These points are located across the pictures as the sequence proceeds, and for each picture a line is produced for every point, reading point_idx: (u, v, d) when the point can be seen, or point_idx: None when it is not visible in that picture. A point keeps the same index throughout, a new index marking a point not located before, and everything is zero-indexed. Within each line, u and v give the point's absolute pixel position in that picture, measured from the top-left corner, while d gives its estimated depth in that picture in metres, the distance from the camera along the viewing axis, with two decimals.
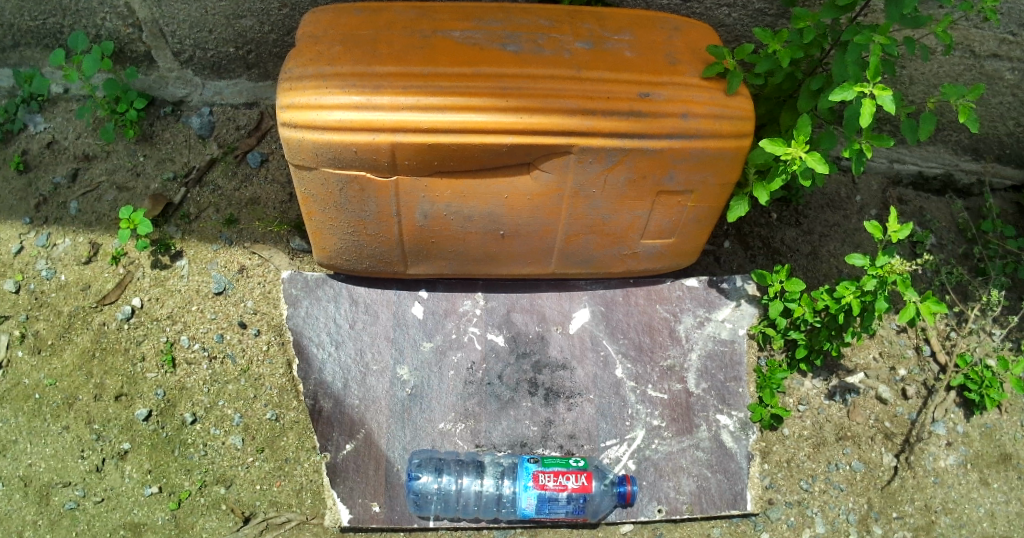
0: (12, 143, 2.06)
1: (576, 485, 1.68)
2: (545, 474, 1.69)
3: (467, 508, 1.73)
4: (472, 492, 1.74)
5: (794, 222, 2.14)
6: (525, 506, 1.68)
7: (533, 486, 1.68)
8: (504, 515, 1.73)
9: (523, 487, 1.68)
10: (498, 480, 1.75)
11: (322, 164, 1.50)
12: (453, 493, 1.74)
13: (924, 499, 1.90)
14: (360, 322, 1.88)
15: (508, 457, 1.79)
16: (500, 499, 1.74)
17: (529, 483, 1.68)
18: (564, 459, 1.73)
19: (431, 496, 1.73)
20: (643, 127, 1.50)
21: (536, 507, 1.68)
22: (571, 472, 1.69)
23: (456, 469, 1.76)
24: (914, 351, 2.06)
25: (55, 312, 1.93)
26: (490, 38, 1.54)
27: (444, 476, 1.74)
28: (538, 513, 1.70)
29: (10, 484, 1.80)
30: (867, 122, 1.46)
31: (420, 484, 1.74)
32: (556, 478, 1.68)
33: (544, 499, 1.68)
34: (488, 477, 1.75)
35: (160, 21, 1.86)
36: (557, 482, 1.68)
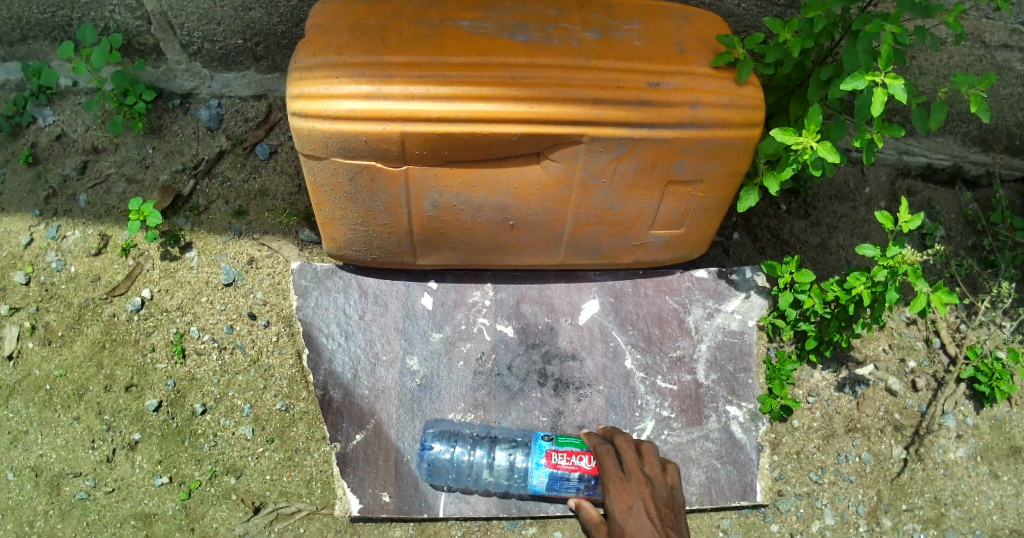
0: (21, 137, 2.06)
1: (590, 465, 1.66)
2: (558, 453, 1.66)
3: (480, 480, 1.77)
4: (484, 464, 1.77)
5: (803, 214, 2.13)
6: (536, 483, 1.67)
7: (546, 464, 1.65)
8: (515, 489, 1.76)
9: (535, 465, 1.65)
10: (510, 456, 1.77)
11: (332, 154, 1.51)
12: (466, 464, 1.77)
13: (934, 491, 1.91)
14: (369, 313, 1.89)
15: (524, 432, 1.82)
16: (512, 474, 1.76)
17: (542, 461, 1.65)
18: (577, 439, 1.70)
19: (443, 466, 1.77)
20: (652, 116, 1.50)
21: (547, 484, 1.67)
22: (585, 452, 1.67)
23: (469, 442, 1.79)
24: (924, 344, 2.05)
25: (66, 303, 1.93)
26: (499, 27, 1.52)
27: (457, 449, 1.78)
28: (549, 489, 1.68)
29: (22, 474, 1.82)
30: (879, 111, 1.45)
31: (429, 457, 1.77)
32: (569, 458, 1.65)
33: (556, 476, 1.66)
34: (501, 450, 1.78)
35: (168, 13, 1.86)
36: (570, 462, 1.65)
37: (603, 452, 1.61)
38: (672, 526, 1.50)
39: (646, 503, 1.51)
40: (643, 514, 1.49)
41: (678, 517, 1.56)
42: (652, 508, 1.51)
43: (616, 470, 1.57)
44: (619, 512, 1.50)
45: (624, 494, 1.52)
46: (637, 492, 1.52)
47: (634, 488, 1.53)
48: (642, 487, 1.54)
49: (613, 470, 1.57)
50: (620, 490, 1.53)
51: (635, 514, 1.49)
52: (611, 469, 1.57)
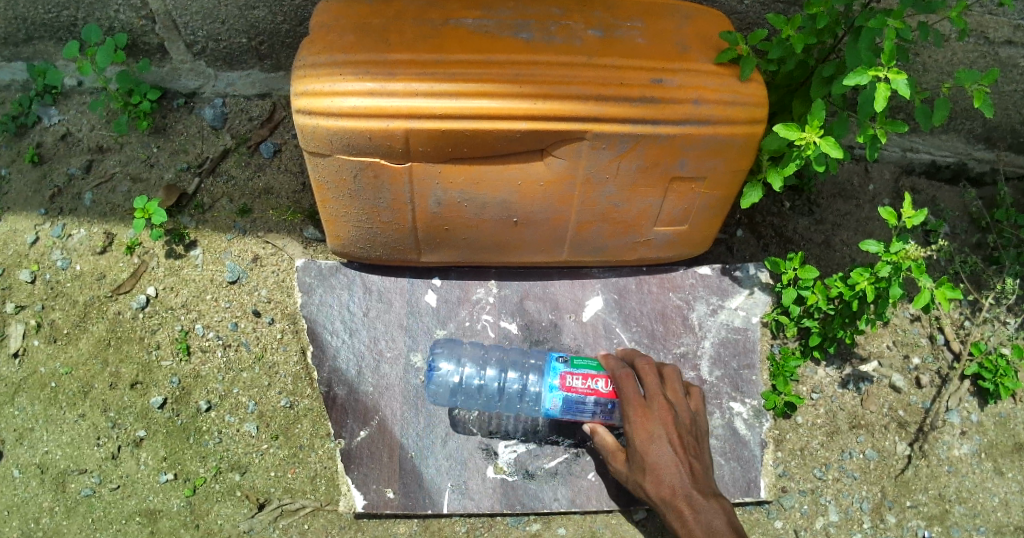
0: (27, 136, 2.07)
1: (607, 390, 1.58)
2: (573, 375, 1.57)
3: (491, 403, 1.79)
4: (495, 389, 1.79)
5: (807, 211, 2.13)
6: (549, 407, 1.57)
7: (561, 387, 1.56)
8: (526, 411, 1.79)
9: (549, 388, 1.56)
10: (522, 380, 1.80)
11: (336, 151, 1.51)
12: (475, 387, 1.78)
13: (938, 488, 1.91)
14: (373, 311, 1.89)
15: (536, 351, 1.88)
16: (523, 395, 1.79)
17: (555, 385, 1.56)
18: (593, 362, 1.61)
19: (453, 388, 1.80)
20: (654, 113, 1.50)
21: (562, 409, 1.58)
22: (601, 376, 1.58)
23: (477, 364, 1.81)
24: (928, 340, 2.05)
25: (71, 301, 1.94)
26: (501, 26, 1.53)
27: (466, 373, 1.80)
28: (564, 414, 1.59)
29: (28, 471, 1.83)
30: (881, 106, 1.45)
31: (437, 378, 1.80)
32: (586, 380, 1.57)
33: (570, 401, 1.57)
34: (512, 375, 1.81)
35: (173, 13, 1.87)
36: (586, 385, 1.57)
37: (624, 378, 1.57)
38: (692, 451, 1.55)
39: (668, 431, 1.53)
40: (665, 444, 1.52)
41: (698, 438, 1.59)
42: (673, 437, 1.53)
43: (638, 397, 1.55)
44: (640, 440, 1.52)
45: (646, 423, 1.53)
46: (658, 423, 1.53)
47: (656, 418, 1.53)
48: (663, 415, 1.54)
49: (634, 397, 1.55)
50: (642, 419, 1.53)
51: (657, 443, 1.51)
52: (632, 396, 1.55)
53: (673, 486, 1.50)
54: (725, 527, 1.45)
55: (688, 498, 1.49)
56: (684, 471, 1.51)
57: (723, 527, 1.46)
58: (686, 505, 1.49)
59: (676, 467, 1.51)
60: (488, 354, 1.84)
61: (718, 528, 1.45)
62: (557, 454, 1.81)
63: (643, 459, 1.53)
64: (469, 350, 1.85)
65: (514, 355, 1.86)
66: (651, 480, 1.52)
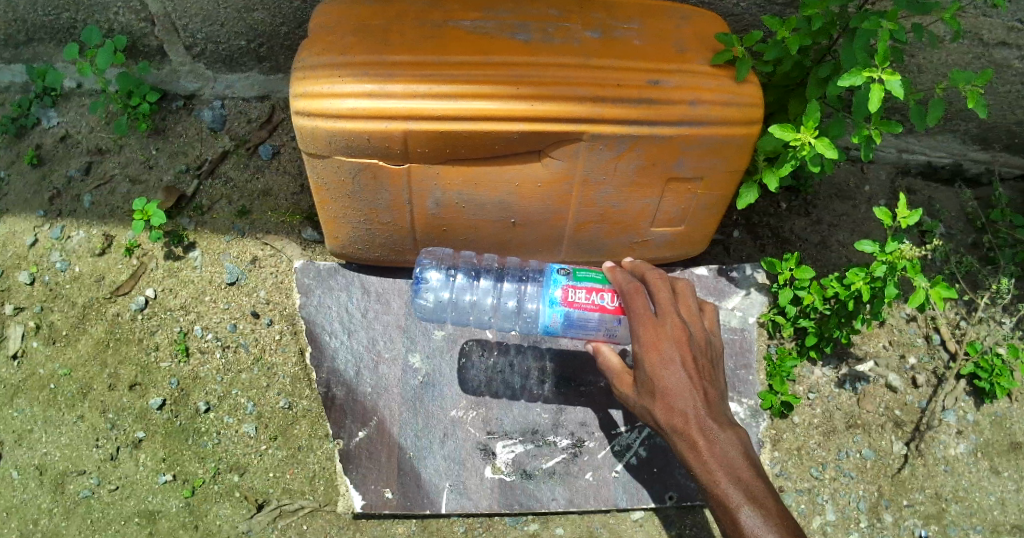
0: (26, 138, 2.08)
1: (613, 306, 1.47)
2: (575, 290, 1.46)
3: (485, 320, 1.84)
4: (489, 307, 1.81)
5: (803, 212, 2.14)
6: (549, 323, 1.49)
7: (562, 302, 1.46)
8: (521, 327, 1.81)
9: (549, 303, 1.47)
10: (518, 300, 1.79)
11: (335, 153, 1.52)
12: (468, 304, 1.80)
13: (934, 487, 1.92)
14: (371, 311, 1.90)
15: (534, 264, 1.85)
16: (518, 313, 1.79)
17: (556, 300, 1.46)
18: (599, 275, 1.49)
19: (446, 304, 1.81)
20: (652, 113, 1.51)
21: (563, 324, 1.49)
22: (608, 290, 1.47)
23: (470, 280, 1.79)
24: (924, 340, 2.06)
25: (69, 303, 1.94)
26: (500, 27, 1.54)
27: (458, 293, 1.79)
28: (566, 330, 1.50)
29: (27, 473, 1.83)
30: (875, 107, 1.47)
31: (428, 294, 1.80)
32: (589, 294, 1.46)
33: (573, 317, 1.48)
34: (508, 294, 1.80)
35: (172, 15, 1.88)
36: (590, 300, 1.46)
37: (634, 294, 1.43)
38: (706, 374, 1.41)
39: (683, 354, 1.37)
40: (679, 366, 1.36)
41: (711, 359, 1.45)
42: (687, 361, 1.38)
43: (648, 312, 1.40)
44: (652, 361, 1.37)
45: (658, 342, 1.37)
46: (672, 341, 1.37)
47: (669, 336, 1.38)
48: (677, 333, 1.39)
49: (644, 312, 1.40)
50: (654, 337, 1.37)
51: (671, 366, 1.36)
52: (643, 312, 1.40)
53: (687, 414, 1.36)
54: (740, 458, 1.35)
55: (702, 428, 1.35)
56: (698, 398, 1.37)
57: (738, 458, 1.34)
58: (700, 435, 1.35)
59: (690, 391, 1.36)
60: (482, 269, 1.81)
61: (733, 460, 1.34)
62: (554, 454, 1.82)
63: (653, 383, 1.38)
64: (462, 264, 1.79)
65: (511, 271, 1.82)
66: (661, 407, 1.38)
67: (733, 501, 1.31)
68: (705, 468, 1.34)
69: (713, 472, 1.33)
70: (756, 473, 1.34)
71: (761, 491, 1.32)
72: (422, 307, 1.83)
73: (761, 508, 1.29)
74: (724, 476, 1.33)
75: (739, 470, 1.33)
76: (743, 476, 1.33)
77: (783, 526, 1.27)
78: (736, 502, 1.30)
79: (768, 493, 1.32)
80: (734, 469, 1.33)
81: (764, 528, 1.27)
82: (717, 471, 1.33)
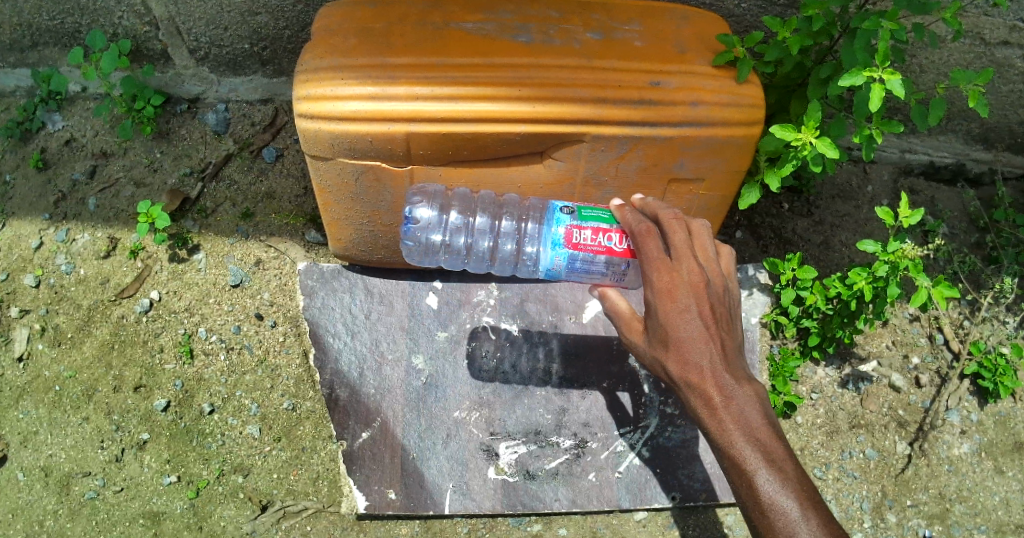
0: (31, 142, 2.09)
1: (621, 249, 1.38)
2: (580, 230, 1.38)
3: (483, 261, 1.78)
4: (486, 249, 1.73)
5: (806, 212, 2.14)
6: (551, 266, 1.41)
7: (566, 244, 1.38)
8: (522, 271, 1.76)
9: (551, 245, 1.39)
10: (517, 242, 1.70)
11: (338, 155, 1.53)
12: (465, 249, 1.73)
13: (938, 487, 1.92)
14: (375, 313, 1.91)
15: (536, 200, 1.67)
16: (519, 257, 1.72)
17: (560, 242, 1.38)
18: (605, 214, 1.40)
19: (440, 247, 1.73)
20: (653, 114, 1.52)
21: (566, 267, 1.41)
22: (615, 230, 1.38)
23: (464, 221, 1.67)
24: (927, 340, 2.05)
25: (74, 306, 1.95)
26: (501, 29, 1.54)
27: (452, 236, 1.69)
28: (569, 272, 1.43)
29: (32, 474, 1.84)
30: (876, 106, 1.47)
31: (420, 235, 1.69)
32: (595, 235, 1.38)
33: (577, 259, 1.40)
34: (506, 234, 1.69)
35: (176, 19, 1.90)
36: (596, 242, 1.38)
37: (646, 235, 1.29)
38: (725, 325, 1.26)
39: (700, 302, 1.22)
40: (694, 314, 1.22)
41: (731, 309, 1.30)
42: (705, 310, 1.23)
43: (661, 254, 1.26)
44: (666, 310, 1.23)
45: (673, 288, 1.23)
46: (687, 287, 1.23)
47: (684, 281, 1.23)
48: (693, 278, 1.24)
49: (656, 254, 1.26)
50: (668, 283, 1.23)
51: (687, 316, 1.22)
52: (654, 254, 1.26)
53: (701, 367, 1.22)
54: (759, 418, 1.22)
55: (717, 384, 1.22)
56: (716, 350, 1.23)
57: (757, 418, 1.21)
58: (715, 391, 1.22)
59: (706, 343, 1.22)
60: (477, 207, 1.67)
61: (752, 419, 1.21)
62: (557, 455, 1.82)
63: (665, 332, 1.24)
64: (455, 204, 1.65)
65: (509, 210, 1.68)
66: (673, 360, 1.24)
67: (750, 465, 1.18)
68: (720, 427, 1.21)
69: (729, 432, 1.21)
70: (776, 433, 1.22)
71: (781, 453, 1.19)
72: (414, 248, 1.74)
73: (780, 472, 1.17)
74: (741, 438, 1.20)
75: (757, 430, 1.20)
76: (761, 437, 1.20)
77: (801, 492, 1.16)
78: (753, 466, 1.18)
79: (788, 456, 1.20)
80: (752, 430, 1.20)
81: (782, 494, 1.16)
82: (733, 432, 1.20)
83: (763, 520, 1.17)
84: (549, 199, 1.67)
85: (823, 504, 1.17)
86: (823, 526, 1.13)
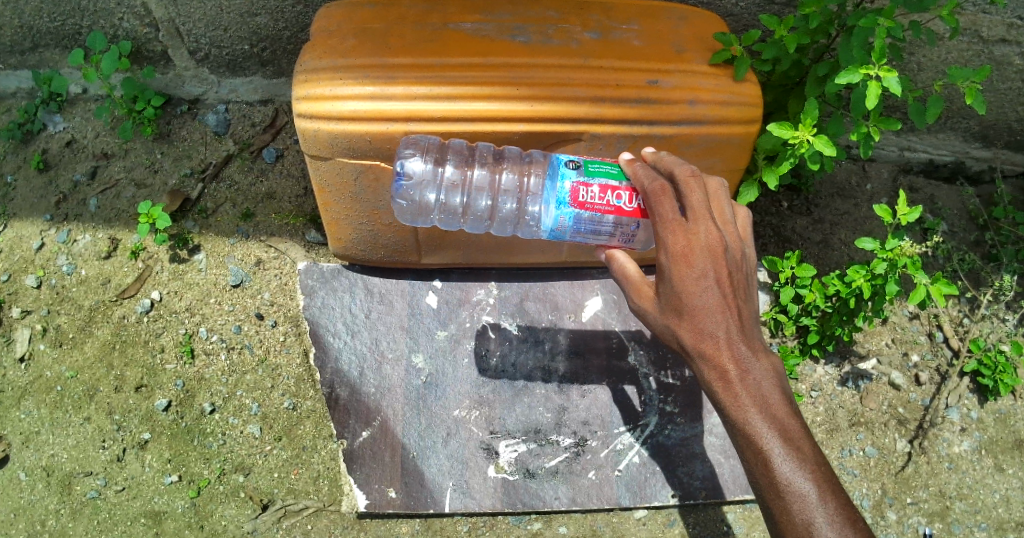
0: (32, 143, 2.10)
1: (630, 208, 1.33)
2: (587, 187, 1.32)
3: (481, 224, 1.60)
4: (484, 208, 1.57)
5: (805, 211, 2.15)
6: (555, 226, 1.35)
7: (572, 203, 1.32)
8: (523, 234, 1.60)
9: (557, 203, 1.33)
10: (518, 200, 1.54)
11: (337, 155, 1.53)
12: (461, 207, 1.57)
13: (938, 485, 1.92)
14: (374, 312, 1.91)
15: (538, 153, 1.54)
16: (521, 217, 1.57)
17: (566, 200, 1.32)
18: (614, 171, 1.35)
19: (432, 206, 1.57)
20: (651, 113, 1.52)
21: (572, 228, 1.35)
22: (625, 189, 1.33)
23: (460, 175, 1.52)
24: (926, 338, 2.06)
25: (75, 306, 1.96)
26: (500, 29, 1.55)
27: (447, 194, 1.54)
28: (575, 234, 1.37)
29: (34, 474, 1.85)
30: (873, 104, 1.48)
31: (412, 194, 1.53)
32: (603, 194, 1.32)
33: (583, 220, 1.34)
34: (507, 192, 1.54)
35: (176, 20, 1.90)
36: (604, 201, 1.33)
37: (660, 194, 1.24)
38: (741, 293, 1.23)
39: (717, 268, 1.19)
40: (712, 281, 1.18)
41: (747, 275, 1.26)
42: (722, 276, 1.19)
43: (677, 216, 1.22)
44: (681, 276, 1.19)
45: (690, 253, 1.18)
46: (705, 252, 1.18)
47: (702, 244, 1.19)
48: (712, 241, 1.19)
49: (672, 216, 1.22)
50: (684, 247, 1.19)
51: (704, 283, 1.18)
52: (670, 215, 1.22)
53: (717, 337, 1.19)
54: (775, 394, 1.21)
55: (734, 356, 1.20)
56: (732, 320, 1.20)
57: (773, 393, 1.20)
58: (731, 364, 1.20)
59: (723, 313, 1.19)
60: (474, 161, 1.53)
61: (768, 394, 1.20)
62: (557, 453, 1.82)
63: (680, 300, 1.20)
64: (451, 156, 1.51)
65: (509, 164, 1.54)
66: (687, 329, 1.21)
67: (767, 443, 1.17)
68: (735, 401, 1.20)
69: (745, 407, 1.19)
70: (790, 409, 1.21)
71: (796, 431, 1.19)
72: (406, 208, 1.57)
73: (796, 451, 1.17)
74: (757, 413, 1.19)
75: (772, 406, 1.20)
76: (777, 413, 1.19)
77: (817, 472, 1.17)
78: (770, 444, 1.17)
79: (804, 434, 1.19)
80: (768, 406, 1.19)
81: (799, 475, 1.16)
82: (749, 407, 1.19)
83: (778, 502, 1.16)
84: (549, 152, 1.55)
85: (838, 484, 1.17)
86: (840, 509, 1.14)
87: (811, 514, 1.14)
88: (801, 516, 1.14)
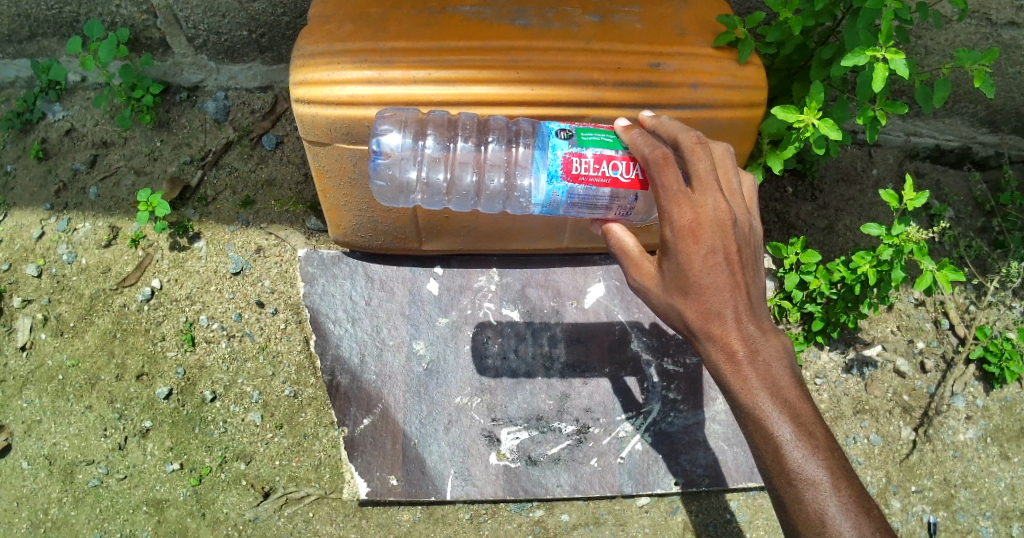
0: (32, 132, 2.08)
1: (627, 179, 1.28)
2: (580, 159, 1.27)
3: (468, 201, 1.50)
4: (470, 184, 1.47)
5: (809, 197, 2.12)
6: (548, 201, 1.31)
7: (564, 177, 1.27)
8: (514, 210, 1.49)
9: (548, 177, 1.28)
10: (506, 174, 1.44)
11: (335, 140, 1.50)
12: (445, 183, 1.47)
13: (943, 473, 1.91)
14: (376, 299, 1.90)
15: (526, 122, 1.47)
16: (510, 193, 1.46)
17: (558, 173, 1.27)
18: (609, 139, 1.30)
19: (414, 184, 1.46)
20: (652, 97, 1.50)
21: (566, 202, 1.30)
22: (621, 158, 1.28)
23: (442, 149, 1.44)
24: (932, 325, 2.04)
25: (76, 295, 1.95)
26: (499, 13, 1.53)
27: (430, 171, 1.44)
28: (569, 208, 1.32)
29: (36, 463, 1.85)
30: (880, 86, 1.45)
31: (391, 173, 1.45)
32: (598, 165, 1.27)
33: (578, 194, 1.29)
34: (494, 165, 1.44)
35: (174, 7, 1.88)
36: (598, 173, 1.27)
37: (662, 163, 1.18)
38: (750, 270, 1.20)
39: (725, 243, 1.16)
40: (720, 258, 1.16)
41: (755, 249, 1.24)
42: (730, 252, 1.17)
43: (681, 187, 1.17)
44: (689, 253, 1.16)
45: (698, 227, 1.15)
46: (713, 226, 1.16)
47: (709, 219, 1.16)
48: (720, 215, 1.16)
49: (677, 187, 1.16)
50: (692, 222, 1.15)
51: (712, 260, 1.16)
52: (675, 186, 1.17)
53: (725, 317, 1.18)
54: (785, 376, 1.20)
55: (741, 336, 1.18)
56: (740, 299, 1.18)
57: (783, 375, 1.19)
58: (739, 344, 1.18)
59: (731, 291, 1.17)
60: (458, 132, 1.45)
61: (778, 377, 1.19)
62: (559, 440, 1.82)
63: (686, 278, 1.18)
64: (431, 129, 1.44)
65: (495, 132, 1.46)
66: (693, 308, 1.19)
67: (777, 428, 1.16)
68: (744, 385, 1.19)
69: (755, 390, 1.18)
70: (799, 392, 1.20)
71: (806, 414, 1.18)
72: (386, 190, 1.48)
73: (808, 437, 1.16)
74: (766, 397, 1.18)
75: (782, 388, 1.19)
76: (788, 397, 1.18)
77: (829, 458, 1.15)
78: (780, 428, 1.16)
79: (814, 418, 1.19)
80: (779, 390, 1.18)
81: (812, 461, 1.14)
82: (758, 390, 1.18)
83: (789, 491, 1.15)
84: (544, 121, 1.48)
85: (849, 470, 1.16)
86: (853, 497, 1.13)
87: (824, 501, 1.13)
88: (813, 503, 1.13)
